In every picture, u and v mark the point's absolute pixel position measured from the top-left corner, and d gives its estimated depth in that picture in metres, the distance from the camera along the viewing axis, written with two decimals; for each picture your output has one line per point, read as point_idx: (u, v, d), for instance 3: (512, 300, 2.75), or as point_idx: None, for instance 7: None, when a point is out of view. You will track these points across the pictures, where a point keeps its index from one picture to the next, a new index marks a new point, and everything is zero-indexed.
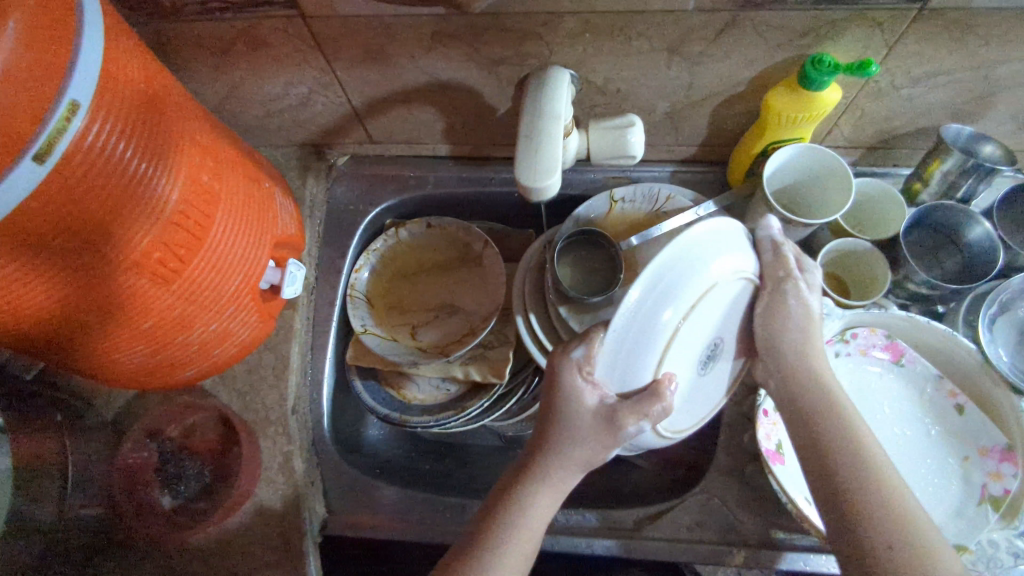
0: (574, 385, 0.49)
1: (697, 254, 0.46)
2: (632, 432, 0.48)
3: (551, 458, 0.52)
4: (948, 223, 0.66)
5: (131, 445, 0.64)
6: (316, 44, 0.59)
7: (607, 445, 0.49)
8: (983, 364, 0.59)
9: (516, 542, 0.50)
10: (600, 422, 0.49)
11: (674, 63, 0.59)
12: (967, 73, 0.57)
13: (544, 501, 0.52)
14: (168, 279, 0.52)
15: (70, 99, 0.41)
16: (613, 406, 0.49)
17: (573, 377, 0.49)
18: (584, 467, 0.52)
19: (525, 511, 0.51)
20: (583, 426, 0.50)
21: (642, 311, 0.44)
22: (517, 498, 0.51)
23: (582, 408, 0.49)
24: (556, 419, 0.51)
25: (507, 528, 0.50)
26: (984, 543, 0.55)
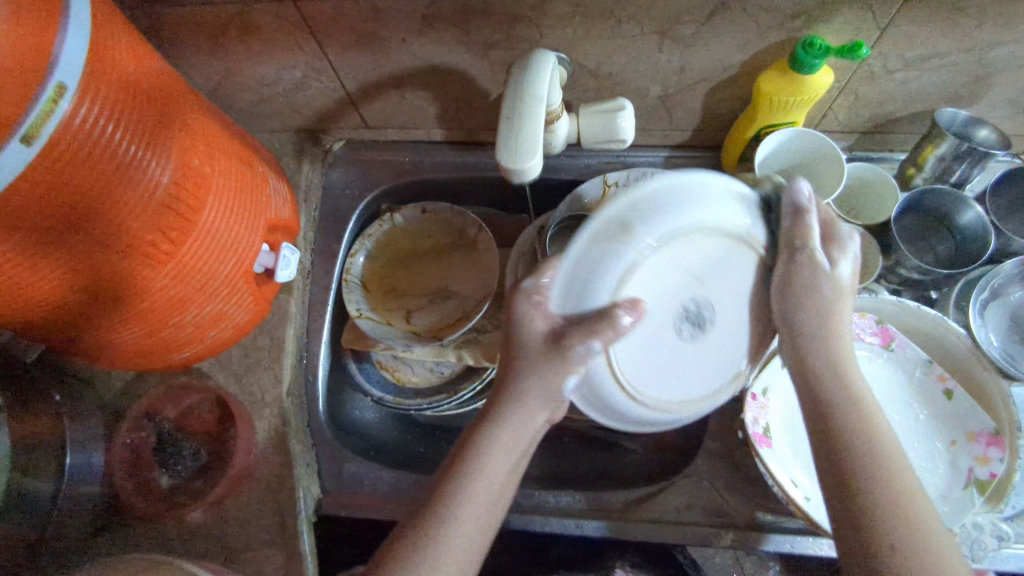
0: (524, 312, 0.48)
1: (704, 182, 0.46)
2: (581, 353, 0.46)
3: (511, 396, 0.50)
4: (942, 208, 0.66)
5: (128, 426, 0.66)
6: (307, 28, 0.60)
7: (557, 373, 0.48)
8: (973, 351, 0.59)
9: (476, 492, 0.47)
10: (550, 351, 0.48)
11: (665, 47, 0.59)
12: (960, 56, 0.56)
13: (503, 444, 0.49)
14: (160, 261, 0.52)
15: (57, 82, 0.42)
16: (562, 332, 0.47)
17: (523, 304, 0.48)
18: (544, 405, 0.50)
19: (483, 470, 0.48)
20: (544, 381, 0.49)
21: (646, 207, 0.45)
22: (474, 443, 0.49)
23: (532, 344, 0.48)
24: (512, 377, 0.50)
25: (462, 480, 0.48)
26: (969, 526, 0.55)
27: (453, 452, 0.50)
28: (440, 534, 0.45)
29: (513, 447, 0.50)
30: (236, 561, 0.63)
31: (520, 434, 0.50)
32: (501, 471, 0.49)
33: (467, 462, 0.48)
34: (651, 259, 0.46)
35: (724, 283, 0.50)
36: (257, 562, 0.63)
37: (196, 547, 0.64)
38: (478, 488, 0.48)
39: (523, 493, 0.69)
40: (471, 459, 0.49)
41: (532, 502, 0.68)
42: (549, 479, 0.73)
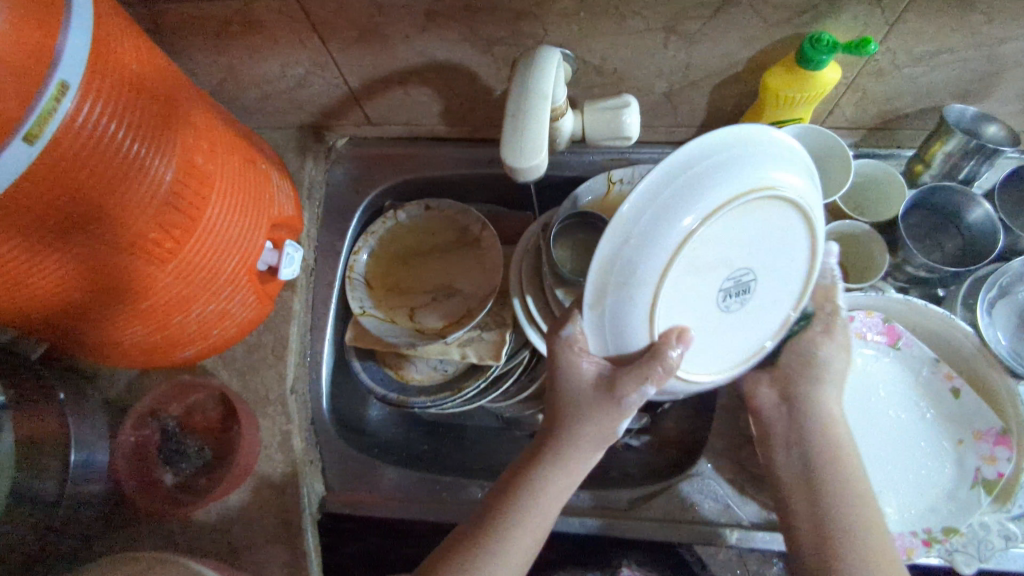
0: (572, 363, 0.49)
1: (755, 152, 0.43)
2: (633, 400, 0.48)
3: (568, 434, 0.52)
4: (950, 206, 0.65)
5: (132, 423, 0.66)
6: (310, 24, 0.59)
7: (614, 419, 0.50)
8: (980, 349, 0.59)
9: (532, 524, 0.51)
10: (596, 390, 0.49)
11: (671, 42, 0.58)
12: (970, 52, 0.55)
13: (561, 481, 0.52)
14: (163, 259, 0.52)
15: (59, 79, 0.42)
16: (613, 377, 0.48)
17: (571, 355, 0.49)
18: (597, 444, 0.52)
19: (538, 491, 0.51)
20: (592, 405, 0.49)
21: (702, 164, 0.41)
22: (532, 478, 0.52)
23: (578, 377, 0.50)
24: (567, 396, 0.51)
25: (517, 513, 0.51)
26: (976, 526, 0.55)
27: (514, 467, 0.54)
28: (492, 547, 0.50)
29: (568, 480, 0.52)
30: (241, 559, 0.63)
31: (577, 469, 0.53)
32: (552, 506, 0.52)
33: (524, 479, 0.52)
34: (709, 230, 0.43)
35: (770, 253, 0.48)
36: (263, 559, 0.64)
37: (201, 544, 0.64)
38: (535, 505, 0.51)
39: None
40: (527, 493, 0.52)
41: None
42: None
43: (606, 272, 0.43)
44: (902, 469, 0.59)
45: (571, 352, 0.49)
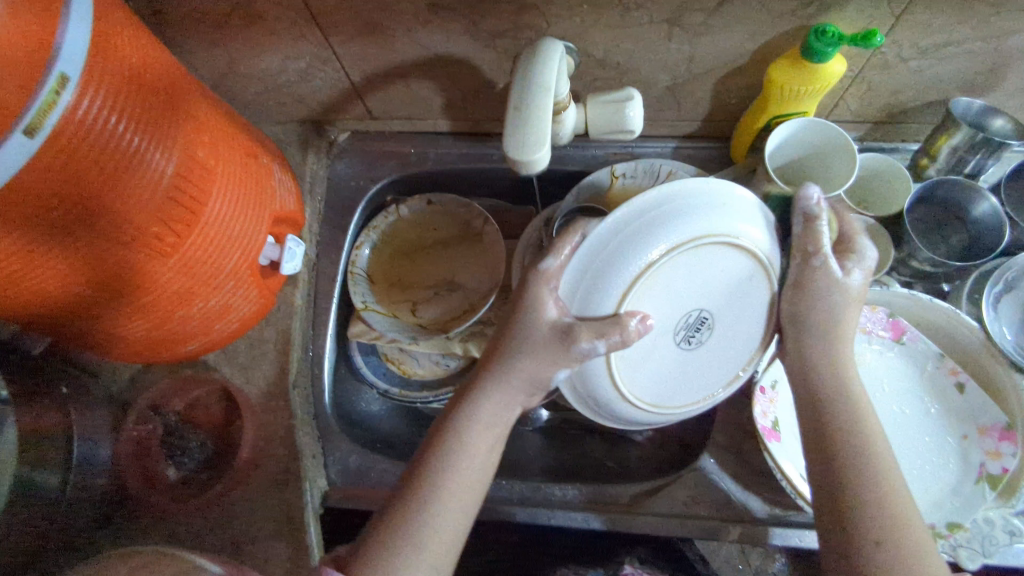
0: (539, 295, 0.49)
1: (726, 200, 0.48)
2: (584, 349, 0.47)
3: (498, 371, 0.52)
4: (955, 200, 0.65)
5: (134, 418, 0.66)
6: (312, 17, 0.59)
7: (558, 361, 0.49)
8: (985, 343, 0.58)
9: (460, 473, 0.49)
10: (553, 335, 0.48)
11: (675, 35, 0.57)
12: (977, 44, 0.55)
13: (485, 419, 0.51)
14: (165, 253, 0.52)
15: (59, 72, 0.42)
16: (572, 324, 0.48)
17: (540, 288, 0.48)
18: (528, 385, 0.52)
19: (471, 435, 0.50)
20: (538, 341, 0.49)
21: (663, 208, 0.46)
22: (459, 419, 0.51)
23: (535, 318, 0.49)
24: (512, 333, 0.51)
25: (446, 455, 0.49)
26: (980, 521, 0.54)
27: (447, 407, 0.53)
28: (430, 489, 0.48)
29: (495, 416, 0.52)
30: (244, 553, 0.63)
31: (501, 407, 0.52)
32: (484, 446, 0.51)
33: (459, 419, 0.51)
34: (676, 262, 0.47)
35: (732, 299, 0.52)
36: (265, 554, 0.64)
37: (203, 538, 0.64)
38: (467, 444, 0.50)
39: (529, 486, 0.69)
40: (454, 435, 0.50)
41: (539, 494, 0.68)
42: (555, 471, 0.73)
43: (580, 275, 0.48)
44: (906, 463, 0.58)
45: (540, 288, 0.49)
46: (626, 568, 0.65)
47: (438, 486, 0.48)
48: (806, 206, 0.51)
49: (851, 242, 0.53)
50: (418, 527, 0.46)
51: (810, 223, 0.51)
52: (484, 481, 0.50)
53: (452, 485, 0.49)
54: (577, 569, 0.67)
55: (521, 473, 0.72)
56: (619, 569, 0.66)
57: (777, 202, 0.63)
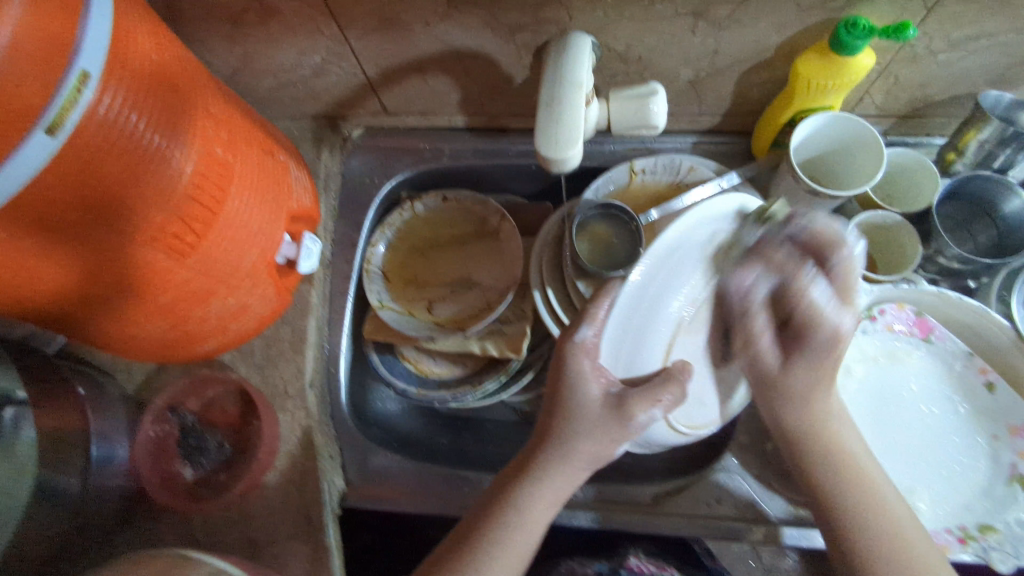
0: (579, 370, 0.51)
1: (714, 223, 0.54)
2: (643, 421, 0.50)
3: (554, 452, 0.51)
4: (984, 195, 0.64)
5: (151, 418, 0.65)
6: (328, 11, 0.58)
7: (617, 438, 0.51)
8: (1015, 341, 0.57)
9: (515, 538, 0.49)
10: (609, 413, 0.50)
11: (699, 28, 0.56)
12: (1009, 36, 0.54)
13: (545, 493, 0.51)
14: (184, 254, 0.51)
15: (80, 69, 0.41)
16: (621, 396, 0.51)
17: (579, 361, 0.51)
18: (591, 464, 0.52)
19: (529, 503, 0.50)
20: (592, 419, 0.50)
21: (673, 255, 0.53)
22: (519, 493, 0.51)
23: (584, 397, 0.51)
24: (563, 411, 0.51)
25: (503, 527, 0.50)
26: (1012, 522, 0.55)
27: (501, 478, 0.53)
28: (486, 552, 0.48)
29: (555, 497, 0.51)
30: (262, 554, 0.63)
31: (563, 487, 0.52)
32: (542, 522, 0.51)
33: (515, 490, 0.51)
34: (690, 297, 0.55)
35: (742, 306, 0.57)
36: (283, 556, 0.63)
37: (222, 540, 0.63)
38: (525, 516, 0.50)
39: None
40: (512, 506, 0.50)
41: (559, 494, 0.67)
42: None
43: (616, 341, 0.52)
44: (935, 464, 0.58)
45: (580, 362, 0.51)
46: (631, 561, 0.64)
47: (498, 552, 0.48)
48: (742, 301, 0.54)
49: (841, 291, 0.51)
50: None
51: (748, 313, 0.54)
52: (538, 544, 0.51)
53: (509, 551, 0.49)
54: (587, 562, 0.66)
55: None
56: (624, 561, 0.64)
57: (802, 197, 0.62)
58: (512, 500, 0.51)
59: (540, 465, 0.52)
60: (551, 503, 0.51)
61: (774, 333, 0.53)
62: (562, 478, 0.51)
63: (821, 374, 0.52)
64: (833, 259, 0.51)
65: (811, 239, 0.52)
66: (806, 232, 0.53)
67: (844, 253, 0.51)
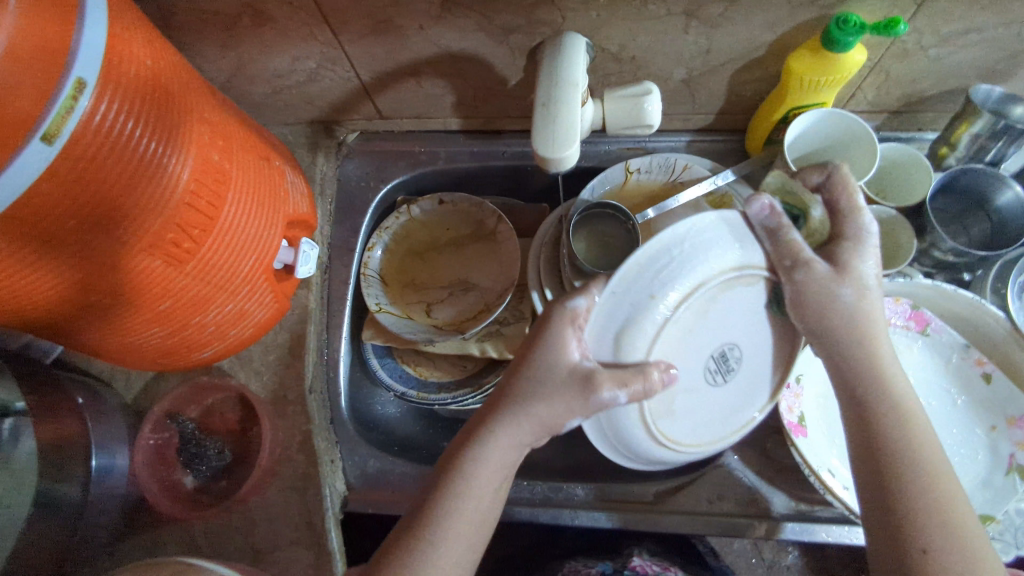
0: (561, 336, 0.48)
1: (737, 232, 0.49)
2: (606, 400, 0.46)
3: (509, 420, 0.50)
4: (977, 188, 0.64)
5: (150, 426, 0.64)
6: (322, 17, 0.58)
7: (574, 410, 0.48)
8: (1011, 333, 0.58)
9: (460, 507, 0.49)
10: (572, 384, 0.48)
11: (692, 27, 0.57)
12: (998, 31, 0.54)
13: (493, 464, 0.50)
14: (181, 260, 0.51)
15: (77, 77, 0.41)
16: (591, 370, 0.48)
17: (562, 326, 0.48)
18: (540, 434, 0.50)
19: (478, 471, 0.49)
20: (553, 386, 0.48)
21: (675, 252, 0.47)
22: (471, 458, 0.50)
23: (558, 363, 0.48)
24: (528, 373, 0.50)
25: (452, 495, 0.49)
26: (1012, 512, 0.55)
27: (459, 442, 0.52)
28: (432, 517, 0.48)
29: (504, 462, 0.50)
30: (265, 560, 0.63)
31: (509, 459, 0.50)
32: (490, 490, 0.50)
33: (470, 454, 0.50)
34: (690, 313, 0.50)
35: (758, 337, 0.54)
36: (286, 562, 0.63)
37: (223, 546, 0.63)
38: (473, 485, 0.49)
39: (550, 486, 0.68)
40: (467, 467, 0.50)
41: (561, 495, 0.67)
42: (574, 471, 0.72)
43: (604, 325, 0.49)
44: None
45: (563, 329, 0.48)
46: (635, 562, 0.64)
47: (440, 518, 0.48)
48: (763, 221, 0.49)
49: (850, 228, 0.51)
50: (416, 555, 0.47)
51: (778, 232, 0.49)
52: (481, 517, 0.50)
53: (451, 518, 0.49)
54: (589, 562, 0.66)
55: (539, 475, 0.71)
56: (627, 561, 0.64)
57: None
58: (467, 464, 0.50)
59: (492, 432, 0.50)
60: (496, 475, 0.50)
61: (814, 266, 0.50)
62: (511, 449, 0.50)
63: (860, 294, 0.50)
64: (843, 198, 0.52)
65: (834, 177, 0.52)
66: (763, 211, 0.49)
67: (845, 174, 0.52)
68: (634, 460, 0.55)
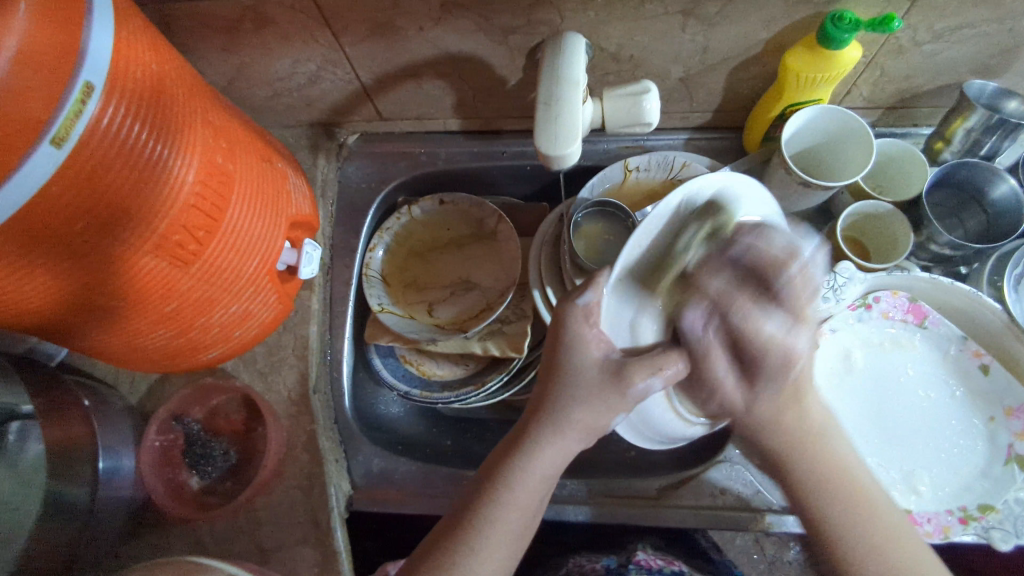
0: (580, 335, 0.51)
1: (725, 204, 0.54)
2: (641, 389, 0.50)
3: (549, 423, 0.51)
4: (973, 182, 0.65)
5: (156, 428, 0.65)
6: (322, 19, 0.58)
7: (613, 406, 0.50)
8: (1008, 325, 0.59)
9: (511, 512, 0.50)
10: (606, 380, 0.51)
11: (689, 26, 0.57)
12: (992, 26, 0.55)
13: (542, 466, 0.51)
14: (187, 261, 0.52)
15: (84, 81, 0.41)
16: (621, 363, 0.51)
17: (580, 326, 0.51)
18: (585, 435, 0.51)
19: (524, 473, 0.50)
20: (589, 385, 0.51)
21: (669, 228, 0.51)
22: (514, 465, 0.50)
23: (586, 360, 0.51)
24: (559, 375, 0.51)
25: (495, 506, 0.50)
26: (1011, 502, 0.56)
27: (498, 450, 0.53)
28: (483, 525, 0.49)
29: (553, 463, 0.51)
30: (271, 559, 0.63)
31: (557, 459, 0.51)
32: (534, 500, 0.51)
33: (512, 459, 0.51)
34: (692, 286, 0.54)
35: None
36: (293, 561, 0.63)
37: (230, 546, 0.64)
38: (524, 487, 0.50)
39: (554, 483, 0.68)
40: (507, 475, 0.50)
41: (565, 491, 0.67)
42: (577, 467, 0.72)
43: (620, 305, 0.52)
44: (934, 447, 0.59)
45: (581, 328, 0.51)
46: (639, 556, 0.64)
47: (492, 527, 0.49)
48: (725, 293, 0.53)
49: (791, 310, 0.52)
50: (471, 563, 0.48)
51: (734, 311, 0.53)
52: (535, 516, 0.51)
53: (505, 523, 0.49)
54: (593, 557, 0.67)
55: None
56: (631, 556, 0.65)
57: (795, 189, 0.63)
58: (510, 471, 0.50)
59: (533, 437, 0.51)
60: (545, 475, 0.51)
61: (729, 359, 0.54)
62: (558, 449, 0.51)
63: (784, 398, 0.53)
64: (780, 280, 0.52)
65: (754, 259, 0.52)
66: (747, 253, 0.52)
67: (792, 268, 0.52)
68: (651, 438, 0.62)
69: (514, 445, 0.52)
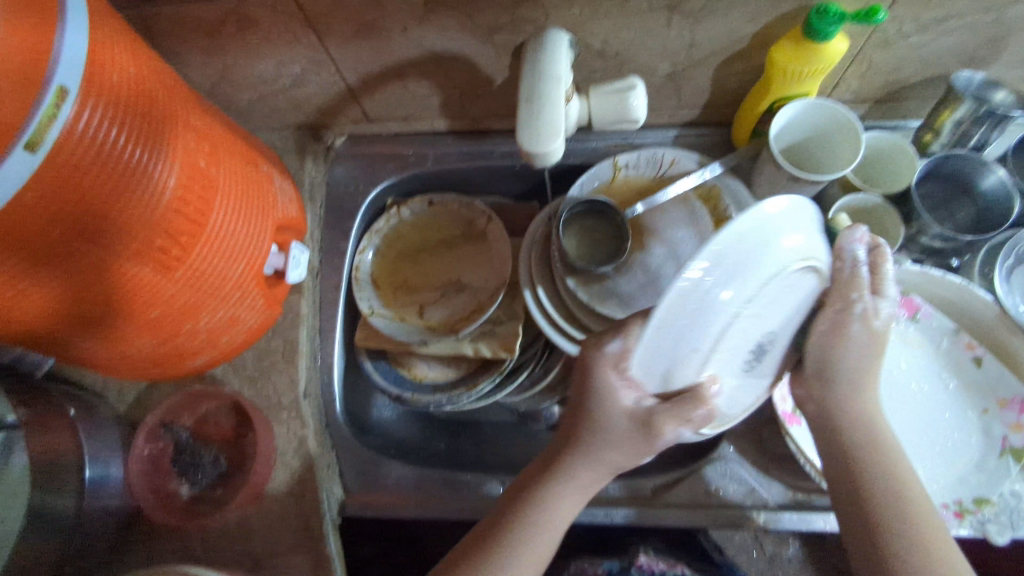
0: (607, 380, 0.47)
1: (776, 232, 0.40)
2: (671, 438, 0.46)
3: (576, 460, 0.49)
4: (962, 173, 0.65)
5: (144, 436, 0.65)
6: (306, 21, 0.58)
7: (641, 451, 0.47)
8: (999, 316, 0.59)
9: (532, 544, 0.48)
10: (635, 428, 0.46)
11: (674, 21, 0.57)
12: (977, 17, 0.55)
13: (564, 502, 0.49)
14: (170, 268, 0.51)
15: (57, 84, 0.41)
16: (651, 410, 0.46)
17: (607, 371, 0.47)
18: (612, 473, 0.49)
19: (548, 508, 0.49)
20: (617, 430, 0.47)
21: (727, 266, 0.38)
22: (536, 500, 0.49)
23: (615, 407, 0.47)
24: (587, 417, 0.49)
25: (516, 534, 0.49)
26: (1008, 495, 0.55)
27: (522, 481, 0.52)
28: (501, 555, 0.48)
29: (575, 499, 0.50)
30: (263, 568, 0.62)
31: (582, 496, 0.50)
32: (557, 531, 0.49)
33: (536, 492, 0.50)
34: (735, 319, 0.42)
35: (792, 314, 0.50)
36: (285, 569, 0.62)
37: (221, 554, 0.63)
38: (545, 523, 0.49)
39: None
40: (529, 509, 0.49)
41: None
42: None
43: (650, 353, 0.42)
44: (929, 440, 0.59)
45: (608, 374, 0.47)
46: (641, 559, 0.64)
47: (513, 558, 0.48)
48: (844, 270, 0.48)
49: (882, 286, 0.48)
50: None
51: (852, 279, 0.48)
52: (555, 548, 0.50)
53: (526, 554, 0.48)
54: (594, 561, 0.66)
55: None
56: (633, 559, 0.64)
57: (784, 184, 0.62)
58: (531, 506, 0.49)
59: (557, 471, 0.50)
60: (569, 510, 0.50)
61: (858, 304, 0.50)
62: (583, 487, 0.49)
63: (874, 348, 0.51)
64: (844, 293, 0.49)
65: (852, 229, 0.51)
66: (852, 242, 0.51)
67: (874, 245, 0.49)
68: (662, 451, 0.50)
69: (540, 480, 0.50)
